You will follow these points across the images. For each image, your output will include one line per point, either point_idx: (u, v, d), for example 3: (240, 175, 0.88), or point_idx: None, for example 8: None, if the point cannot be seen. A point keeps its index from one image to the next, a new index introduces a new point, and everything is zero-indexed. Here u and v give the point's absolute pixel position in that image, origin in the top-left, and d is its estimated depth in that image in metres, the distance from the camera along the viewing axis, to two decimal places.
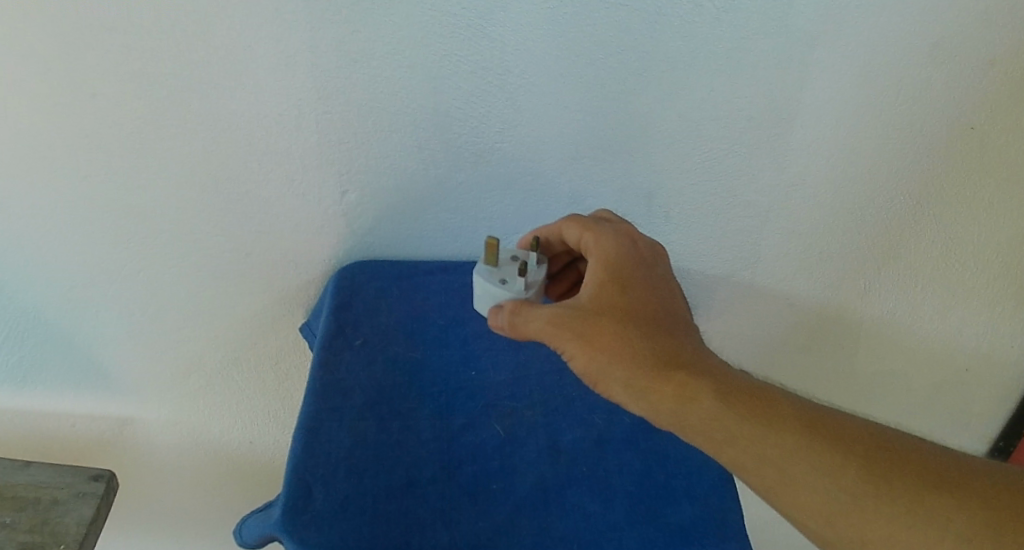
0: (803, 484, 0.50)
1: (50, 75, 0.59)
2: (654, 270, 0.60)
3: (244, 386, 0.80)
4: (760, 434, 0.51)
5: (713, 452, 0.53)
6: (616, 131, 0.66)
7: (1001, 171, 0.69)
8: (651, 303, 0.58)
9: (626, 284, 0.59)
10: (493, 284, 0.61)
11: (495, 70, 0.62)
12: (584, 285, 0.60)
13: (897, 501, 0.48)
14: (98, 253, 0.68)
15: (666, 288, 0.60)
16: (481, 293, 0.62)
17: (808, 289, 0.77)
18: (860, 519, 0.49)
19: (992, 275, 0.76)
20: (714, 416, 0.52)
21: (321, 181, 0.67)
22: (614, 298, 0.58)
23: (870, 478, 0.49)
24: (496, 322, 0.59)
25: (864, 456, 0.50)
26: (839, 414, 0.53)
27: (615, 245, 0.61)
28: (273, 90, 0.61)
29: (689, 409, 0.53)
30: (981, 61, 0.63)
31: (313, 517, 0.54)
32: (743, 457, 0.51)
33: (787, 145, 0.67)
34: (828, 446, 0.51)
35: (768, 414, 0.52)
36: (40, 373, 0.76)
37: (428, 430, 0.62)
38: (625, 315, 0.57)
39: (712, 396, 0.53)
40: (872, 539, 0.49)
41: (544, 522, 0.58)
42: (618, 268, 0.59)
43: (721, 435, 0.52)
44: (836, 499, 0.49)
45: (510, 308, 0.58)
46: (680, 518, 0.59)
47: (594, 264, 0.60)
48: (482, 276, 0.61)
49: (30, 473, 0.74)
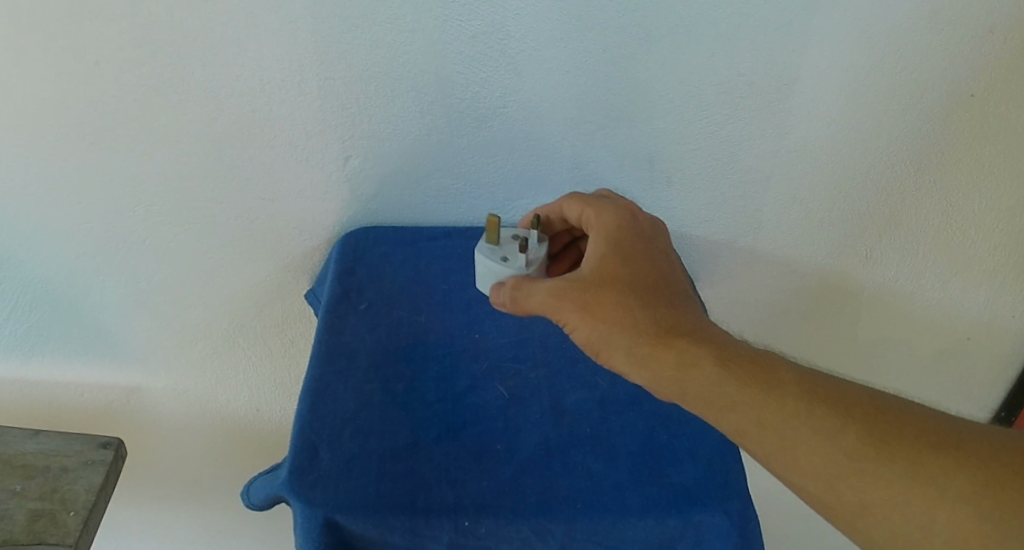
0: (803, 447, 0.51)
1: (52, 42, 0.58)
2: (654, 243, 0.61)
3: (250, 353, 0.80)
4: (761, 399, 0.52)
5: (713, 419, 0.53)
6: (618, 96, 0.66)
7: (1002, 139, 0.69)
8: (651, 273, 0.59)
9: (626, 256, 0.59)
10: (494, 261, 0.61)
11: (495, 35, 0.62)
12: (585, 258, 0.60)
13: (897, 463, 0.49)
14: (102, 222, 0.68)
15: (666, 260, 0.61)
16: (483, 272, 0.63)
17: (810, 255, 0.78)
18: (859, 481, 0.50)
19: (993, 244, 0.76)
20: (715, 382, 0.53)
21: (323, 147, 0.66)
22: (614, 269, 0.58)
23: (870, 440, 0.50)
24: (497, 299, 0.59)
25: (863, 418, 0.51)
26: (838, 380, 0.54)
27: (616, 219, 0.61)
28: (274, 56, 0.61)
29: (691, 376, 0.54)
30: (981, 30, 0.63)
31: (319, 477, 0.55)
32: (744, 423, 0.52)
33: (788, 110, 0.67)
34: (826, 411, 0.51)
35: (768, 380, 0.53)
36: (46, 344, 0.76)
37: (432, 392, 0.62)
38: (624, 285, 0.57)
39: (712, 364, 0.54)
40: (871, 502, 0.50)
41: (548, 481, 0.57)
42: (618, 241, 0.60)
43: (722, 401, 0.53)
44: (836, 461, 0.50)
45: (511, 284, 0.58)
46: (684, 478, 0.58)
47: (595, 237, 0.61)
48: (484, 255, 0.62)
49: (40, 441, 0.75)
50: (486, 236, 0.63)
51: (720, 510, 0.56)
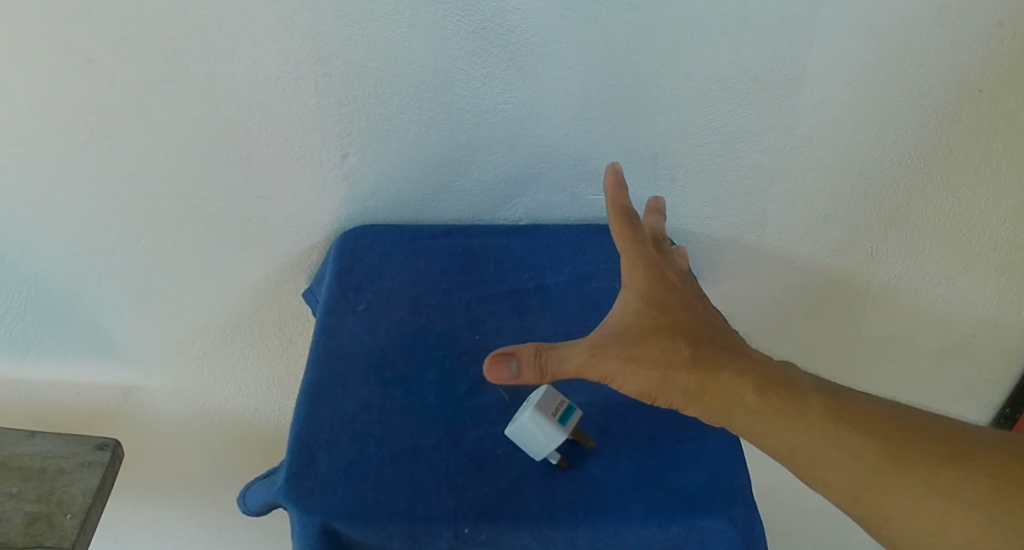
0: (833, 466, 0.51)
1: (46, 40, 0.57)
2: (684, 286, 0.58)
3: (248, 352, 0.79)
4: (793, 423, 0.51)
5: (752, 442, 0.53)
6: (620, 91, 0.65)
7: (1010, 135, 0.68)
8: (693, 320, 0.55)
9: (665, 306, 0.55)
10: (542, 449, 0.56)
11: (496, 31, 0.61)
12: (618, 308, 0.56)
13: (915, 476, 0.50)
14: (97, 221, 0.67)
15: (701, 305, 0.57)
16: (525, 435, 0.56)
17: (815, 253, 0.77)
18: (885, 495, 0.50)
19: (1000, 240, 0.75)
20: (756, 411, 0.52)
21: (321, 144, 0.65)
22: (653, 320, 0.54)
23: (892, 456, 0.51)
24: (506, 370, 0.50)
25: (888, 435, 0.51)
26: (861, 396, 0.54)
27: (652, 260, 0.58)
28: (271, 53, 0.60)
29: (733, 409, 0.52)
30: (991, 24, 0.62)
31: (317, 484, 0.54)
32: (779, 446, 0.52)
33: (794, 106, 0.66)
34: (854, 430, 0.51)
35: (802, 403, 0.52)
36: (42, 343, 0.75)
37: (432, 395, 0.60)
38: (669, 336, 0.53)
39: (752, 393, 0.52)
40: (892, 513, 0.50)
41: (549, 487, 0.56)
42: (656, 288, 0.56)
43: (761, 428, 0.52)
44: (860, 477, 0.51)
45: (533, 351, 0.50)
46: (688, 484, 0.57)
47: (631, 283, 0.57)
48: (542, 441, 0.56)
49: (35, 442, 0.74)
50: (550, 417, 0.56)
51: (724, 516, 0.55)
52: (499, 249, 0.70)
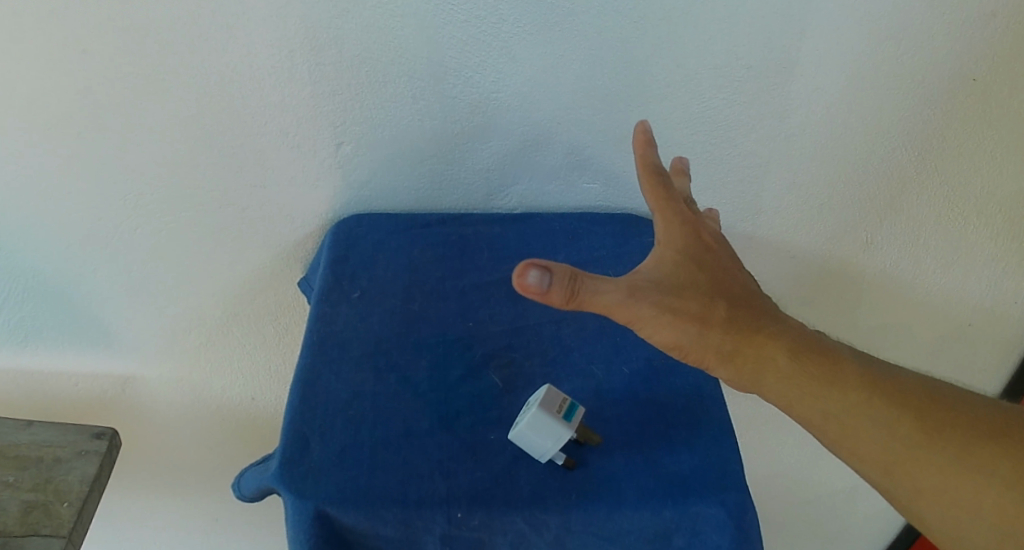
0: (864, 434, 0.51)
1: (40, 30, 0.57)
2: (720, 247, 0.56)
3: (244, 342, 0.80)
4: (826, 390, 0.51)
5: (782, 407, 0.52)
6: (614, 80, 0.65)
7: (1004, 123, 0.68)
8: (728, 281, 0.54)
9: (701, 265, 0.54)
10: (548, 447, 0.56)
11: (488, 18, 0.61)
12: (652, 260, 0.54)
13: (947, 450, 0.50)
14: (92, 210, 0.67)
15: (734, 267, 0.56)
16: (530, 436, 0.56)
17: (809, 240, 0.77)
18: (916, 468, 0.50)
19: (995, 228, 0.76)
20: (788, 375, 0.52)
21: (316, 133, 0.65)
22: (687, 277, 0.53)
23: (924, 430, 0.51)
24: (535, 280, 0.47)
25: (922, 409, 0.52)
26: (893, 369, 0.54)
27: (690, 220, 0.56)
28: (265, 42, 0.60)
29: (765, 372, 0.51)
30: (983, 13, 0.62)
31: (310, 468, 0.55)
32: (811, 413, 0.51)
33: (787, 94, 0.66)
34: (887, 400, 0.52)
35: (836, 372, 0.52)
36: (40, 334, 0.76)
37: (425, 382, 0.60)
38: (704, 294, 0.53)
39: (785, 356, 0.52)
40: (925, 487, 0.50)
41: (542, 472, 0.56)
42: (693, 247, 0.55)
43: (793, 392, 0.51)
44: (892, 448, 0.51)
45: (569, 273, 0.48)
46: (681, 468, 0.57)
47: (667, 238, 0.55)
48: (546, 438, 0.56)
49: (32, 432, 0.74)
50: (551, 414, 0.56)
51: (716, 500, 0.55)
52: (493, 238, 0.70)
